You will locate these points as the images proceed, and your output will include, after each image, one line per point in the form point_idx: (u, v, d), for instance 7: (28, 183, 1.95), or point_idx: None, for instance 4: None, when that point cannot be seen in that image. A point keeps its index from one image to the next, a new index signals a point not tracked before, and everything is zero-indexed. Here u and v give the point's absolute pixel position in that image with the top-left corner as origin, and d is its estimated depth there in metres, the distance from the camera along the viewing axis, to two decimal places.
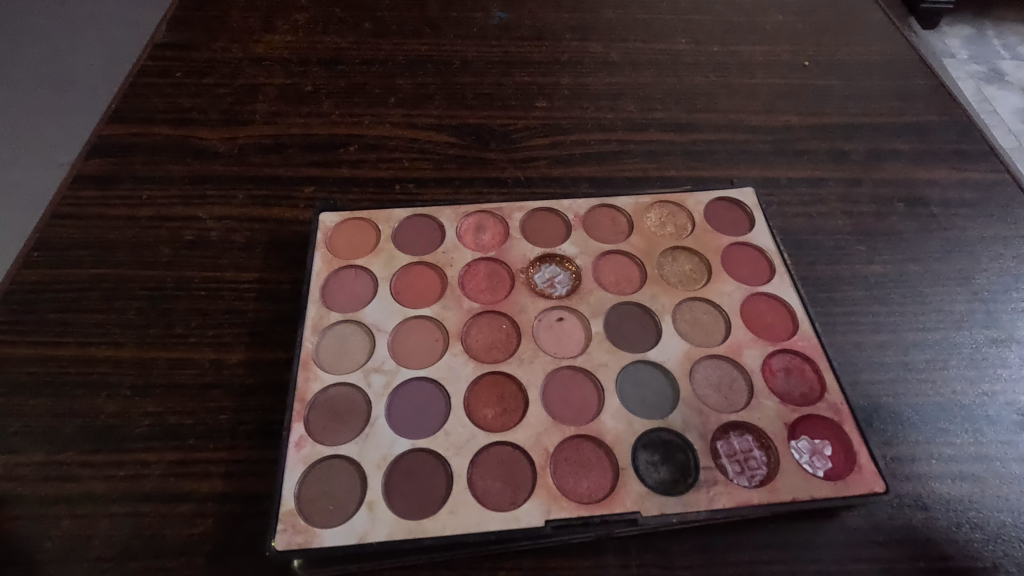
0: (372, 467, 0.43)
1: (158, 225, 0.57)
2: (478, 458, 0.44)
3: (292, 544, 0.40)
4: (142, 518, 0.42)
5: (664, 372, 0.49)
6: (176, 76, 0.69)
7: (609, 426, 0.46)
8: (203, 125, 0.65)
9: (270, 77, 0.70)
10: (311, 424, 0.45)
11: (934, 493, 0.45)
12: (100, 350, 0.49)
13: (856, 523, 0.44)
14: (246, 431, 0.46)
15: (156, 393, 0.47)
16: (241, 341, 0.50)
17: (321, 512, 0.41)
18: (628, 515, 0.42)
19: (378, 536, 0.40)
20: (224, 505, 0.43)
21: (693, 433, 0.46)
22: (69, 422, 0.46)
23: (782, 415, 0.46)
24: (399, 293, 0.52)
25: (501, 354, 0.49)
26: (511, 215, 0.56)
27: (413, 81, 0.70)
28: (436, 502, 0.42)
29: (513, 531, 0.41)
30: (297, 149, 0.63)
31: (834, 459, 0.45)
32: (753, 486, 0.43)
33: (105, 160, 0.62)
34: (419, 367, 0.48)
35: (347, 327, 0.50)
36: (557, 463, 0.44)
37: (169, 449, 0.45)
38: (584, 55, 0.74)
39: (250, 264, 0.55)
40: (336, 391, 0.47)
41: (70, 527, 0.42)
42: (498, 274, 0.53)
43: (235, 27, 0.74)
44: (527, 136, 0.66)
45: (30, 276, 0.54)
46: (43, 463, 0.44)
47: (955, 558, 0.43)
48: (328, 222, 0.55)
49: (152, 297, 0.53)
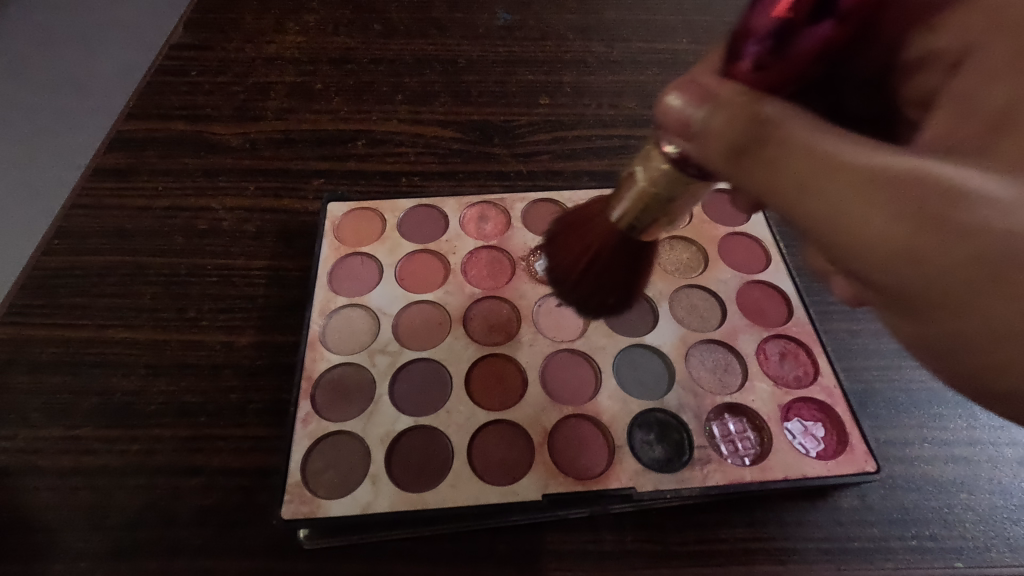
0: (376, 442, 0.45)
1: (171, 215, 0.59)
2: (478, 436, 0.46)
3: (298, 514, 0.41)
4: (155, 489, 0.44)
5: (661, 355, 0.50)
6: (191, 75, 0.71)
7: (606, 406, 0.47)
8: (216, 121, 0.67)
9: (282, 76, 0.72)
10: (318, 402, 0.47)
11: (926, 475, 0.46)
12: (117, 332, 0.52)
13: (848, 503, 0.44)
14: (255, 409, 0.48)
15: (170, 373, 0.49)
16: (251, 324, 0.52)
17: (327, 485, 0.43)
18: (623, 490, 0.43)
19: (380, 506, 0.42)
20: (234, 478, 0.44)
21: (688, 414, 0.47)
22: (86, 399, 0.48)
23: (775, 397, 0.48)
24: (404, 279, 0.54)
25: (502, 338, 0.50)
26: (513, 205, 0.58)
27: (420, 79, 0.72)
28: (438, 475, 0.44)
29: (511, 504, 0.42)
30: (306, 143, 0.65)
31: (827, 440, 0.46)
32: (746, 465, 0.45)
33: (123, 153, 0.64)
34: (422, 348, 0.50)
35: (353, 310, 0.52)
36: (556, 441, 0.46)
37: (181, 426, 0.47)
38: (587, 54, 0.76)
39: (261, 252, 0.57)
40: (342, 370, 0.49)
41: (87, 498, 0.44)
42: (500, 261, 0.55)
43: (249, 28, 0.77)
44: (529, 132, 0.67)
45: (50, 263, 0.56)
46: (62, 437, 0.46)
47: (947, 538, 0.43)
48: (336, 212, 0.57)
49: (166, 283, 0.55)
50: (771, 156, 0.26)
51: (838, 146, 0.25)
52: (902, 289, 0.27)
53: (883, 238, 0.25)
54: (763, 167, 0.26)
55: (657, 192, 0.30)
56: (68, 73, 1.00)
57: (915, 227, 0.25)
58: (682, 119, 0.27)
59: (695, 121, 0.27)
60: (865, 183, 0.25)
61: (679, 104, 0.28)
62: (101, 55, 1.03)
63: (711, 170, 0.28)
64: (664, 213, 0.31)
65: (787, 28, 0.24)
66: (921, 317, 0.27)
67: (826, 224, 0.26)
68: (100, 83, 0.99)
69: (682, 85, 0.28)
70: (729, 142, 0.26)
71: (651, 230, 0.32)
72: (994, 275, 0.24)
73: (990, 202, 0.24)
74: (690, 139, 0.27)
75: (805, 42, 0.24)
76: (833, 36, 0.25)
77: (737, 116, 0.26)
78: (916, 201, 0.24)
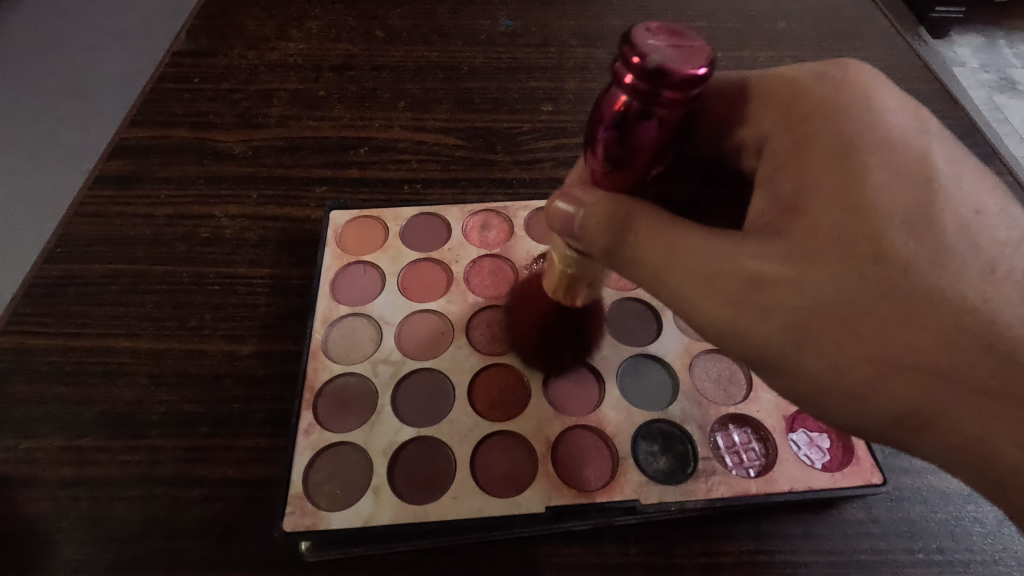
0: (379, 453, 0.45)
1: (174, 223, 0.59)
2: (480, 447, 0.46)
3: (300, 526, 0.41)
4: (157, 500, 0.44)
5: (665, 365, 0.50)
6: (193, 81, 0.71)
7: (610, 416, 0.47)
8: (218, 128, 0.67)
9: (284, 83, 0.72)
10: (320, 413, 0.47)
11: (933, 487, 0.45)
12: (118, 341, 0.51)
13: (854, 515, 0.44)
14: (256, 419, 0.47)
15: (170, 383, 0.49)
16: (253, 333, 0.52)
17: (329, 496, 0.43)
18: (628, 502, 0.43)
19: (383, 519, 0.42)
20: (236, 490, 0.44)
21: (693, 425, 0.47)
22: (88, 409, 0.48)
23: (781, 408, 0.48)
24: (406, 288, 0.54)
25: (505, 347, 0.50)
26: (516, 213, 0.58)
27: (422, 86, 0.72)
28: (441, 487, 0.44)
29: (514, 517, 0.42)
30: (308, 150, 0.65)
31: (832, 452, 0.46)
32: (751, 477, 0.44)
33: (125, 161, 0.64)
34: (425, 358, 0.50)
35: (355, 319, 0.52)
36: (560, 451, 0.46)
37: (183, 435, 0.46)
38: (589, 61, 0.76)
39: (263, 260, 0.57)
40: (345, 380, 0.49)
41: (88, 509, 0.43)
42: (503, 270, 0.55)
43: (251, 35, 0.76)
44: (532, 139, 0.67)
45: (52, 271, 0.55)
46: (63, 448, 0.46)
47: (955, 551, 0.43)
48: (338, 220, 0.57)
49: (169, 291, 0.54)
50: (627, 254, 0.34)
51: (670, 248, 0.34)
52: (741, 353, 0.36)
53: (716, 321, 0.34)
54: (618, 262, 0.35)
55: (573, 271, 0.37)
56: (71, 80, 1.00)
57: (736, 312, 0.34)
58: (566, 221, 0.34)
59: (576, 219, 0.33)
60: (699, 274, 0.34)
61: (563, 208, 0.34)
62: (105, 61, 1.03)
63: (596, 259, 0.35)
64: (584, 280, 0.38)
65: (626, 122, 0.27)
66: (773, 376, 0.35)
67: (678, 303, 0.35)
68: (102, 90, 1.00)
69: (567, 191, 0.34)
70: (596, 244, 0.34)
71: (577, 296, 0.40)
72: (801, 341, 0.33)
73: (786, 289, 0.33)
74: (573, 237, 0.34)
75: (641, 136, 0.27)
76: (669, 128, 0.27)
77: (597, 212, 0.32)
78: (732, 293, 0.33)
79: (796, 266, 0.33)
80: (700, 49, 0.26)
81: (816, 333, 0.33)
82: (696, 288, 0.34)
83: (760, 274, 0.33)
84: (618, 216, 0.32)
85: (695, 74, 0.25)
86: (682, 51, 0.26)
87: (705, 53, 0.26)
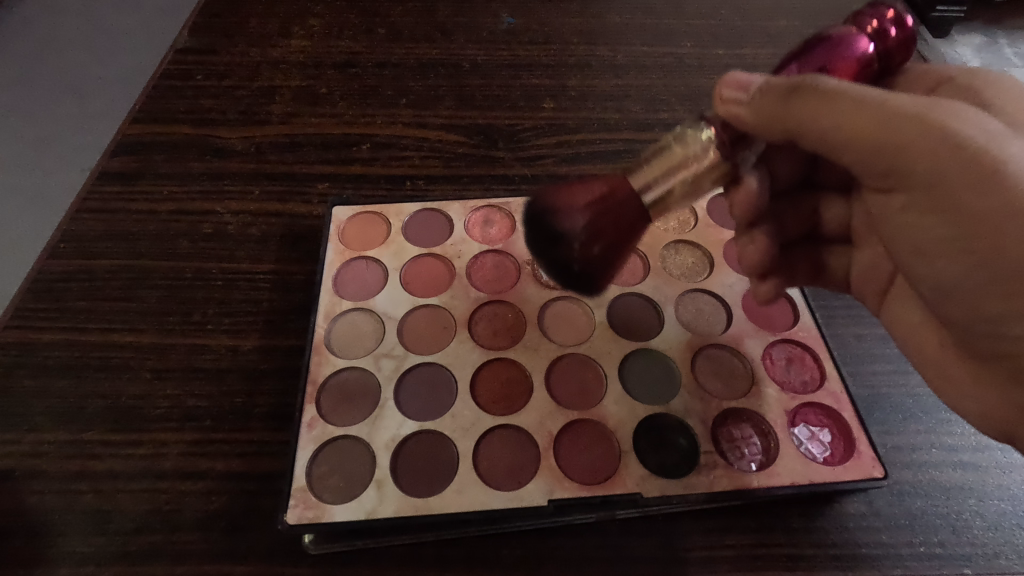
0: (381, 447, 0.45)
1: (177, 219, 0.59)
2: (483, 441, 0.46)
3: (303, 519, 0.41)
4: (160, 494, 0.44)
5: (666, 360, 0.50)
6: (196, 78, 0.71)
7: (611, 410, 0.47)
8: (221, 125, 0.67)
9: (287, 80, 0.72)
10: (322, 406, 0.47)
11: (934, 481, 0.45)
12: (122, 336, 0.52)
13: (855, 509, 0.44)
14: (259, 413, 0.48)
15: (174, 376, 0.49)
16: (256, 328, 0.52)
17: (332, 490, 0.43)
18: (630, 495, 0.43)
19: (386, 512, 0.42)
20: (239, 484, 0.44)
21: (694, 419, 0.47)
22: (91, 403, 0.48)
23: (782, 403, 0.48)
24: (409, 283, 0.54)
25: (507, 342, 0.51)
26: (518, 209, 0.58)
27: (425, 83, 0.72)
28: (443, 479, 0.44)
29: (516, 510, 0.42)
30: (311, 147, 0.65)
31: (834, 446, 0.46)
32: (753, 470, 0.44)
33: (129, 157, 0.64)
34: (428, 352, 0.50)
35: (358, 314, 0.52)
36: (561, 445, 0.46)
37: (187, 429, 0.47)
38: (591, 58, 0.76)
39: (266, 255, 0.57)
40: (347, 374, 0.49)
41: (92, 502, 0.44)
42: (505, 266, 0.55)
43: (254, 32, 0.77)
44: (533, 136, 0.67)
45: (56, 266, 0.56)
46: (67, 441, 0.46)
47: (955, 545, 0.43)
48: (341, 215, 0.57)
49: (172, 286, 0.55)
50: (806, 100, 0.31)
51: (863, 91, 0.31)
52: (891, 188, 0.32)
53: (893, 150, 0.31)
54: (789, 104, 0.31)
55: (693, 153, 0.33)
56: (74, 79, 1.01)
57: (921, 150, 0.30)
58: (742, 83, 0.33)
59: (751, 86, 0.32)
60: (882, 118, 0.30)
61: (738, 79, 0.33)
62: (108, 59, 1.03)
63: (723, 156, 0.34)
64: (684, 166, 0.33)
65: None
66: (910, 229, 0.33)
67: (847, 138, 0.31)
68: (105, 88, 1.00)
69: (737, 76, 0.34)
70: (762, 110, 0.32)
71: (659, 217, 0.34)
72: (973, 208, 0.30)
73: (984, 160, 0.30)
74: (741, 96, 0.33)
75: None
76: None
77: (781, 79, 0.32)
78: (922, 130, 0.30)
79: (999, 137, 0.30)
80: (886, 30, 0.32)
81: (996, 209, 0.30)
82: (874, 123, 0.30)
83: (962, 135, 0.30)
84: (799, 86, 0.31)
85: (850, 59, 0.32)
86: (835, 42, 0.32)
87: (892, 40, 0.33)
